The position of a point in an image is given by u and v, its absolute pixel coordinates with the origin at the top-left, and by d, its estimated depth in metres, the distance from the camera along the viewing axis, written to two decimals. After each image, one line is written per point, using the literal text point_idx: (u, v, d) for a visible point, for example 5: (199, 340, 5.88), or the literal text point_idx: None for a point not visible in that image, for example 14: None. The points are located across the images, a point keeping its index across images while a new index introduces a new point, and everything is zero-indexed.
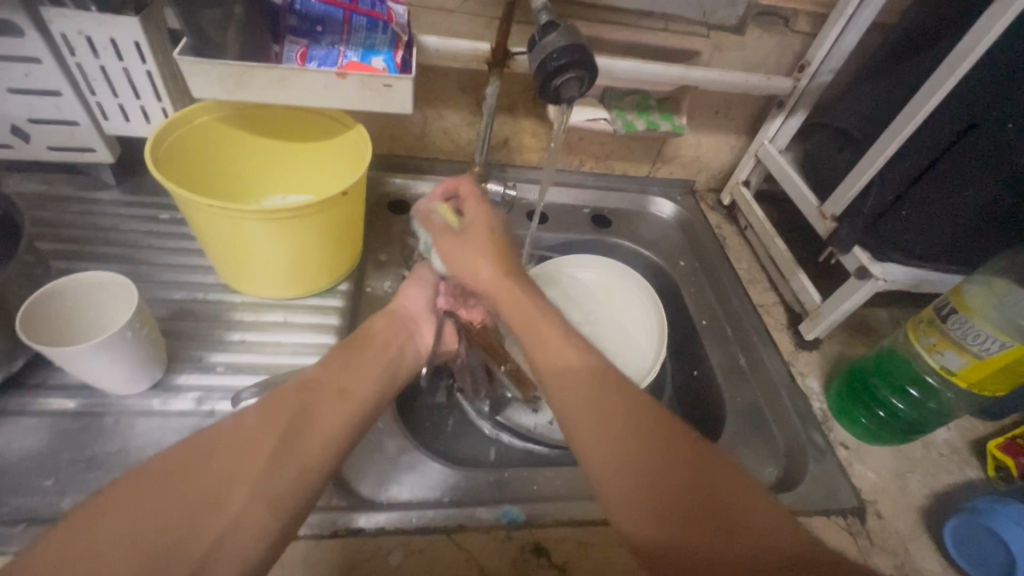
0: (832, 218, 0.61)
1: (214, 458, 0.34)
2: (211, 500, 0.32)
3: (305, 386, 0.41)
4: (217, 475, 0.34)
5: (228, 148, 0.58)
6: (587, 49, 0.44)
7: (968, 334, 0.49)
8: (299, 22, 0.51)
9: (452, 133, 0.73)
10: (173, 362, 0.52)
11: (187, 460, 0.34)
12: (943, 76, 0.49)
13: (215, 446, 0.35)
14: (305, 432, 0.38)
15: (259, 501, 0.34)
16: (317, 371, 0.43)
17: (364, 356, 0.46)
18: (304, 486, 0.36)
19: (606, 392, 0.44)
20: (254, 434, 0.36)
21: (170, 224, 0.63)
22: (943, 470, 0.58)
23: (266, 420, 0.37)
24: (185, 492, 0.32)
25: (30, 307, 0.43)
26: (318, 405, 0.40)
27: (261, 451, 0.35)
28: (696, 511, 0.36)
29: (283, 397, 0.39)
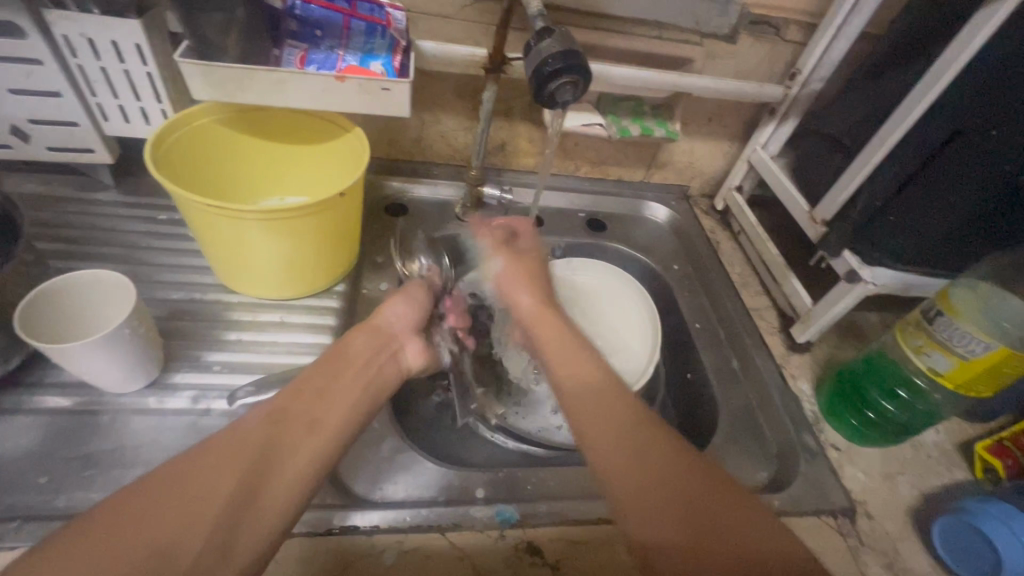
0: (821, 223, 0.63)
1: (169, 509, 0.32)
2: (162, 557, 0.30)
3: (272, 416, 0.38)
4: (171, 528, 0.31)
5: (228, 151, 0.59)
6: (582, 55, 0.45)
7: (953, 336, 0.50)
8: (300, 26, 0.52)
9: (449, 137, 0.73)
10: (169, 360, 0.52)
11: (136, 512, 0.31)
12: (927, 84, 0.51)
13: (171, 494, 0.32)
14: (274, 465, 0.36)
15: (213, 556, 0.31)
16: (289, 390, 0.41)
17: (343, 376, 0.44)
18: (263, 536, 0.34)
19: (622, 415, 0.43)
20: (215, 479, 0.34)
21: (168, 225, 0.64)
22: (933, 472, 0.58)
23: (228, 460, 0.35)
24: (132, 550, 0.30)
25: (49, 287, 0.44)
26: (287, 440, 0.38)
27: (217, 497, 0.33)
28: (692, 527, 0.36)
29: (251, 427, 0.37)
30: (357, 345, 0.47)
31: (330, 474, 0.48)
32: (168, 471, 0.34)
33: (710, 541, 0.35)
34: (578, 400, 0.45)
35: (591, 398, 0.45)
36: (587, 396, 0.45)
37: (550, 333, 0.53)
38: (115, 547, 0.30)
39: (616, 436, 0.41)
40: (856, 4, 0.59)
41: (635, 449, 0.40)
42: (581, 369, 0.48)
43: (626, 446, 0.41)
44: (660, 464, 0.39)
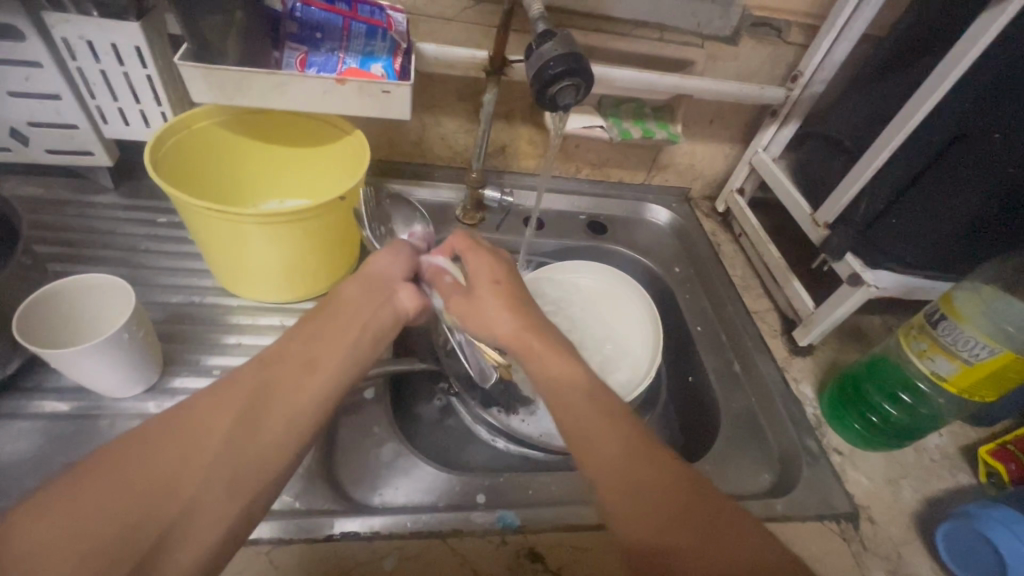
0: (825, 227, 0.62)
1: (172, 443, 0.34)
2: (167, 484, 0.32)
3: (269, 357, 0.39)
4: (175, 458, 0.33)
5: (227, 153, 0.59)
6: (584, 58, 0.44)
7: (958, 340, 0.50)
8: (299, 29, 0.51)
9: (449, 139, 0.73)
10: (169, 365, 0.52)
11: (142, 444, 0.33)
12: (930, 88, 0.50)
13: (176, 427, 0.35)
14: (267, 408, 0.37)
15: (213, 484, 0.33)
16: (282, 337, 0.41)
17: (341, 317, 0.43)
18: (263, 468, 0.35)
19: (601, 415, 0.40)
20: (214, 415, 0.35)
21: (168, 228, 0.63)
22: (936, 476, 0.58)
23: (226, 398, 0.36)
24: (141, 475, 0.32)
25: (60, 285, 0.44)
26: (283, 378, 0.38)
27: (217, 431, 0.35)
28: (688, 538, 0.35)
29: (245, 373, 0.38)
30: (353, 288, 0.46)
31: (330, 478, 0.48)
32: (174, 407, 0.36)
33: (708, 553, 0.34)
34: (575, 404, 0.41)
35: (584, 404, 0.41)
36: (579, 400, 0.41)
37: (529, 338, 0.45)
38: (124, 472, 0.32)
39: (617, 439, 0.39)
40: (858, 6, 0.59)
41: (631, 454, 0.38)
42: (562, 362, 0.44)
43: (626, 444, 0.39)
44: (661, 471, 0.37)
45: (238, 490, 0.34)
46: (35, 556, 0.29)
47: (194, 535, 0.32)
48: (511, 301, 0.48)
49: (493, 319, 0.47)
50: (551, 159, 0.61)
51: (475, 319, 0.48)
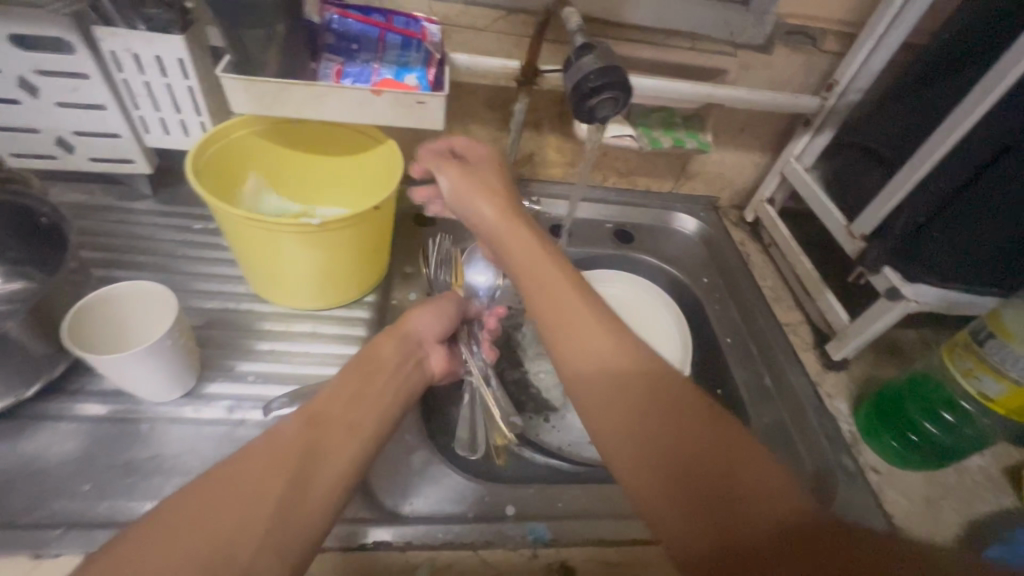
0: (860, 237, 0.61)
1: (216, 514, 0.31)
2: (221, 556, 0.29)
3: (310, 420, 0.37)
4: (221, 530, 0.30)
5: (262, 160, 0.60)
6: (622, 70, 0.44)
7: (1007, 359, 0.48)
8: (336, 41, 0.54)
9: (478, 147, 0.74)
10: (205, 369, 0.53)
11: (183, 517, 0.30)
12: (976, 98, 0.49)
13: (216, 496, 0.31)
14: (315, 473, 0.35)
15: (264, 553, 0.31)
16: (320, 399, 0.39)
17: (371, 376, 0.42)
18: (308, 535, 0.33)
19: (601, 339, 0.39)
20: (259, 480, 0.33)
21: (203, 234, 0.65)
22: (978, 498, 0.56)
23: (268, 462, 0.34)
24: (186, 553, 0.29)
25: (120, 288, 0.46)
26: (325, 441, 0.36)
27: (265, 500, 0.32)
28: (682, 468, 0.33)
29: (285, 432, 0.36)
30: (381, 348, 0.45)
31: (362, 486, 0.48)
32: (206, 476, 0.33)
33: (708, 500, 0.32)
34: (575, 324, 0.40)
35: (596, 374, 0.38)
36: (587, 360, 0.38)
37: (518, 237, 0.47)
38: (164, 551, 0.29)
39: (635, 435, 0.35)
40: (898, 14, 0.58)
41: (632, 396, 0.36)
42: (558, 282, 0.43)
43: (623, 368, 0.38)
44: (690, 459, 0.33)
45: (288, 559, 0.31)
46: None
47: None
48: (505, 193, 0.51)
49: (477, 206, 0.49)
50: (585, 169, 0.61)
51: (462, 196, 0.50)
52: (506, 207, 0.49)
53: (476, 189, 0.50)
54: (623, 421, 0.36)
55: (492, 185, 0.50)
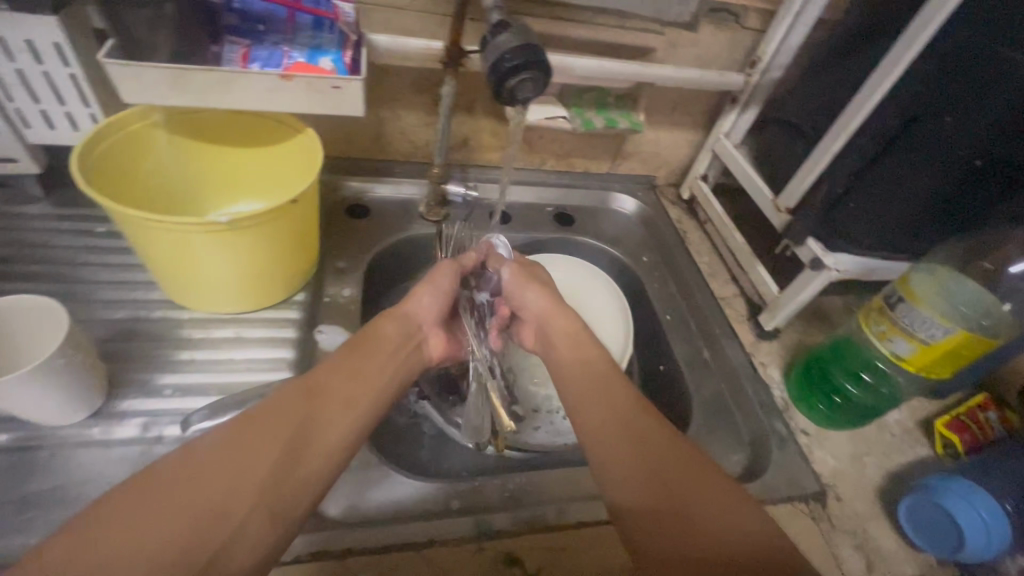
0: (786, 210, 0.63)
1: (212, 476, 0.34)
2: (215, 514, 0.33)
3: (308, 392, 0.40)
4: (215, 491, 0.33)
5: (166, 154, 0.55)
6: (540, 50, 0.43)
7: (915, 322, 0.51)
8: (240, 21, 0.49)
9: (410, 133, 0.71)
10: (115, 386, 0.49)
11: (183, 476, 0.34)
12: (883, 73, 0.52)
13: (222, 452, 0.35)
14: (310, 443, 0.38)
15: (255, 514, 0.34)
16: (318, 373, 0.42)
17: (365, 353, 0.46)
18: (296, 501, 0.36)
19: (613, 387, 0.48)
20: (261, 444, 0.36)
21: (107, 238, 0.59)
22: (896, 450, 0.60)
23: (263, 432, 0.37)
24: (181, 512, 0.32)
25: (19, 301, 0.42)
26: (318, 413, 0.40)
27: (264, 461, 0.36)
28: (675, 495, 0.39)
29: (286, 403, 0.39)
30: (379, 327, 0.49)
31: None
32: (203, 441, 0.36)
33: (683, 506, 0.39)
34: (605, 388, 0.48)
35: (588, 385, 0.49)
36: (582, 380, 0.49)
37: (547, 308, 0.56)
38: (159, 508, 0.32)
39: (612, 426, 0.45)
40: None
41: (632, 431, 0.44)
42: (585, 356, 0.52)
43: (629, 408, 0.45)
44: (637, 442, 0.43)
45: (277, 523, 0.35)
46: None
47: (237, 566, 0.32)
48: (546, 284, 0.59)
49: (525, 296, 0.57)
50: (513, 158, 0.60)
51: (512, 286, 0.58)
52: (551, 293, 0.57)
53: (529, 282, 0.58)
54: (626, 447, 0.43)
55: (535, 275, 0.59)
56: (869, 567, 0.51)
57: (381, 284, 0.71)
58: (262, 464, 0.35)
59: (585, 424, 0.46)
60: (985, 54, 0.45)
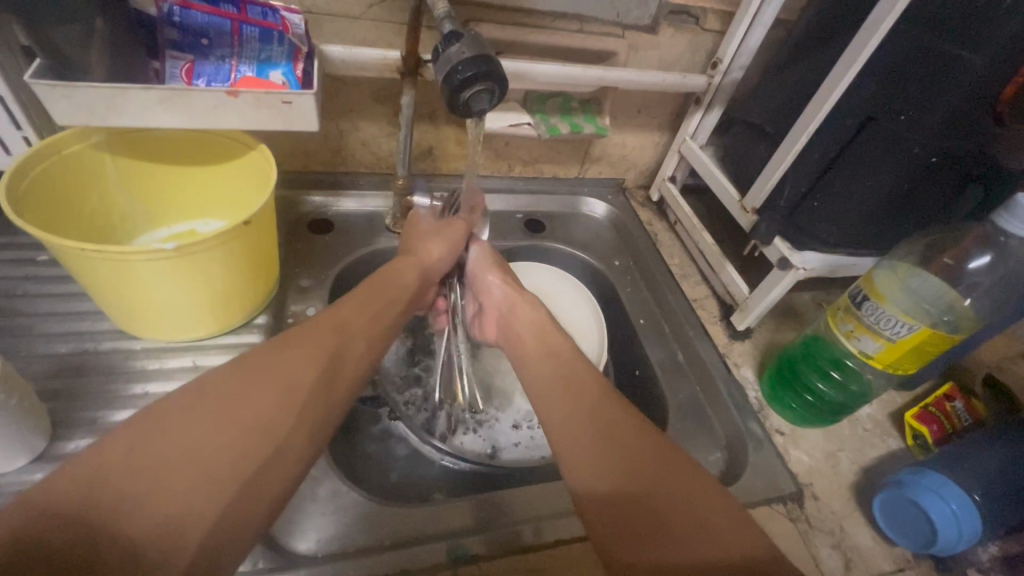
0: (752, 211, 0.62)
1: (258, 395, 0.36)
2: (263, 428, 0.35)
3: (336, 324, 0.44)
4: (262, 408, 0.36)
5: (107, 177, 0.52)
6: (494, 62, 0.43)
7: (881, 320, 0.51)
8: (181, 35, 0.45)
9: (371, 145, 0.69)
10: (59, 427, 0.46)
11: (234, 391, 0.36)
12: (840, 73, 0.50)
13: (257, 376, 0.38)
14: (338, 369, 0.41)
15: (299, 430, 0.37)
16: (338, 308, 0.46)
17: (379, 302, 0.49)
18: (329, 421, 0.39)
19: (575, 368, 0.50)
20: (297, 368, 0.39)
21: (50, 266, 0.56)
22: (869, 445, 0.61)
23: (302, 359, 0.40)
24: (233, 422, 0.35)
25: None
26: (345, 347, 0.43)
27: (303, 383, 0.39)
28: (648, 485, 0.39)
29: (316, 332, 0.42)
30: (391, 277, 0.52)
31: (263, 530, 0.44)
32: (252, 360, 0.39)
33: (666, 486, 0.39)
34: (569, 373, 0.49)
35: (551, 375, 0.50)
36: (545, 370, 0.51)
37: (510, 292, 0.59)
38: (214, 418, 0.34)
39: (578, 417, 0.45)
40: None
41: (598, 418, 0.44)
42: (545, 335, 0.54)
43: (598, 393, 0.46)
44: (607, 437, 0.42)
45: (315, 441, 0.38)
46: (148, 488, 0.31)
47: (284, 476, 0.35)
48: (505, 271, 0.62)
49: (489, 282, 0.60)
50: (473, 175, 0.58)
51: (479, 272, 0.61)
52: (513, 284, 0.60)
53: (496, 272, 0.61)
54: (590, 431, 0.43)
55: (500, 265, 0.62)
56: (848, 566, 0.51)
57: None
58: (303, 384, 0.38)
59: (553, 414, 0.46)
60: (935, 53, 0.45)
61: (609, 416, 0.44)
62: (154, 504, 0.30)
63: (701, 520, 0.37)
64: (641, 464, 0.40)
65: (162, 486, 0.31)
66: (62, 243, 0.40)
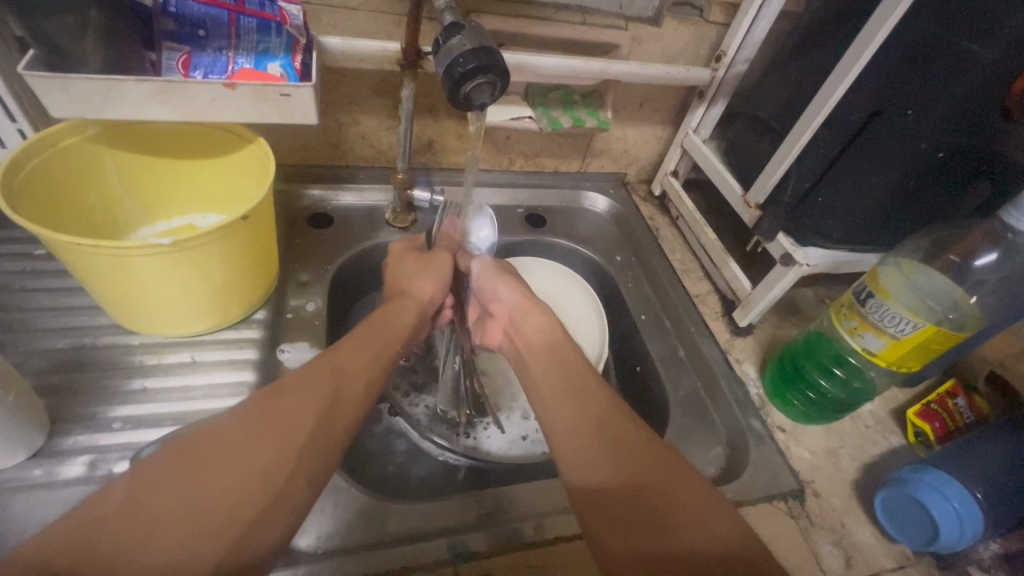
0: (756, 207, 0.61)
1: (262, 436, 0.37)
2: (261, 475, 0.35)
3: (338, 364, 0.44)
4: (262, 455, 0.36)
5: (105, 170, 0.51)
6: (497, 54, 0.42)
7: (885, 317, 0.51)
8: (177, 26, 0.44)
9: (371, 138, 0.68)
10: (58, 423, 0.46)
11: (234, 440, 0.36)
12: (843, 70, 0.49)
13: (258, 423, 0.38)
14: (340, 409, 0.41)
15: (299, 474, 0.37)
16: (342, 350, 0.46)
17: (380, 334, 0.49)
18: (328, 450, 0.39)
19: (581, 373, 0.49)
20: (299, 411, 0.39)
21: (47, 260, 0.56)
22: (870, 442, 0.61)
23: (306, 396, 0.40)
24: (232, 472, 0.35)
25: None
26: (345, 384, 0.43)
27: (304, 426, 0.38)
28: (657, 492, 0.38)
29: (320, 374, 0.42)
30: (397, 312, 0.53)
31: None
32: (254, 406, 0.39)
33: (676, 494, 0.38)
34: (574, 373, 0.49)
35: (553, 372, 0.50)
36: (548, 368, 0.51)
37: (514, 294, 0.58)
38: (213, 468, 0.34)
39: (576, 418, 0.44)
40: None
41: (602, 423, 0.43)
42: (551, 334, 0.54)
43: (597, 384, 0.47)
44: (611, 436, 0.42)
45: (316, 476, 0.38)
46: (145, 540, 0.31)
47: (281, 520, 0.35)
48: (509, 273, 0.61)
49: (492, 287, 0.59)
50: (474, 170, 0.58)
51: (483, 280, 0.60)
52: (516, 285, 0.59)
53: (504, 282, 0.59)
54: (595, 439, 0.42)
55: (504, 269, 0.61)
56: (848, 563, 0.51)
57: (347, 295, 0.69)
58: (304, 427, 0.38)
59: (552, 412, 0.46)
60: (943, 47, 0.44)
61: (614, 419, 0.44)
62: (148, 553, 0.30)
63: (713, 534, 0.36)
64: (645, 467, 0.40)
65: (160, 537, 0.31)
66: (61, 240, 0.40)
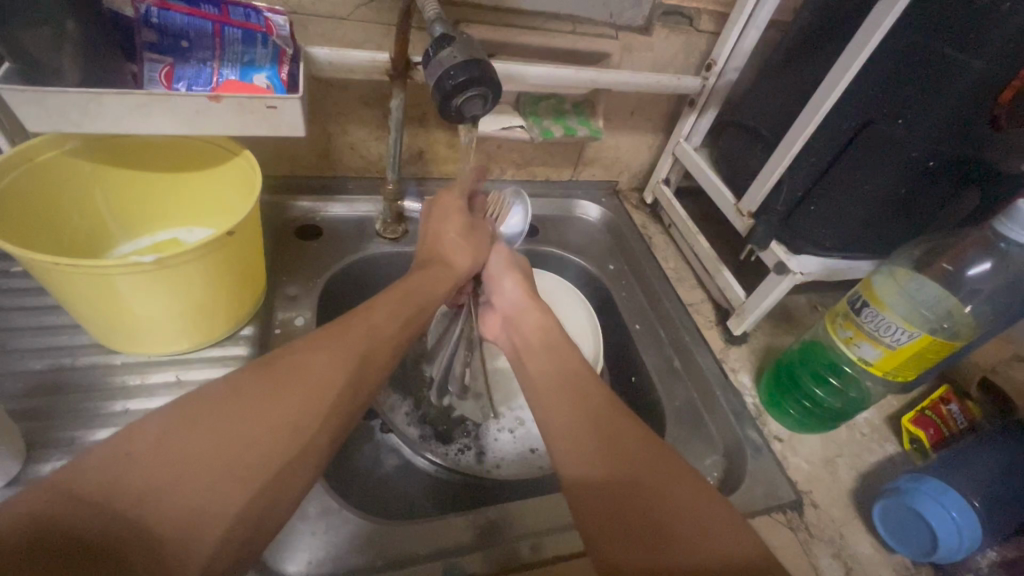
0: (748, 215, 0.61)
1: (288, 391, 0.36)
2: (289, 427, 0.34)
3: (369, 328, 0.43)
4: (277, 419, 0.34)
5: (85, 185, 0.50)
6: (487, 65, 0.42)
7: (881, 326, 0.51)
8: (160, 37, 0.43)
9: (360, 148, 0.67)
10: (34, 449, 0.44)
11: (264, 385, 0.36)
12: (835, 76, 0.49)
13: (283, 375, 0.37)
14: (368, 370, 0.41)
15: (324, 431, 0.36)
16: (379, 315, 0.45)
17: (413, 301, 0.49)
18: None
19: (577, 384, 0.48)
20: (329, 366, 0.38)
21: (24, 278, 0.54)
22: (867, 450, 0.61)
23: (336, 352, 0.40)
24: (256, 421, 0.34)
25: None
26: (374, 351, 0.42)
27: (332, 381, 0.38)
28: (653, 503, 0.37)
29: (349, 335, 0.42)
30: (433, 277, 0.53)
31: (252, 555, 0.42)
32: (275, 357, 0.38)
33: (668, 505, 0.37)
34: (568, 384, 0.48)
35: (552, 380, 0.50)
36: (547, 376, 0.50)
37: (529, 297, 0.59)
38: (245, 413, 0.34)
39: (568, 429, 0.44)
40: None
41: (594, 431, 0.43)
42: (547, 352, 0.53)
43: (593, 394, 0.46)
44: (607, 445, 0.41)
45: None
46: (176, 479, 0.30)
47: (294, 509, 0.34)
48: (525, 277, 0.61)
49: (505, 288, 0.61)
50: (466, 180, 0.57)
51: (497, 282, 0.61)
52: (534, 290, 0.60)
53: (514, 276, 0.61)
54: (591, 446, 0.42)
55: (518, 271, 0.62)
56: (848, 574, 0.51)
57: (338, 308, 0.68)
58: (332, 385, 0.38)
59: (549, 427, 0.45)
60: (934, 57, 0.44)
61: (607, 430, 0.43)
62: (178, 500, 0.30)
63: (708, 549, 0.34)
64: (639, 479, 0.39)
65: (189, 480, 0.30)
66: (38, 260, 0.38)
